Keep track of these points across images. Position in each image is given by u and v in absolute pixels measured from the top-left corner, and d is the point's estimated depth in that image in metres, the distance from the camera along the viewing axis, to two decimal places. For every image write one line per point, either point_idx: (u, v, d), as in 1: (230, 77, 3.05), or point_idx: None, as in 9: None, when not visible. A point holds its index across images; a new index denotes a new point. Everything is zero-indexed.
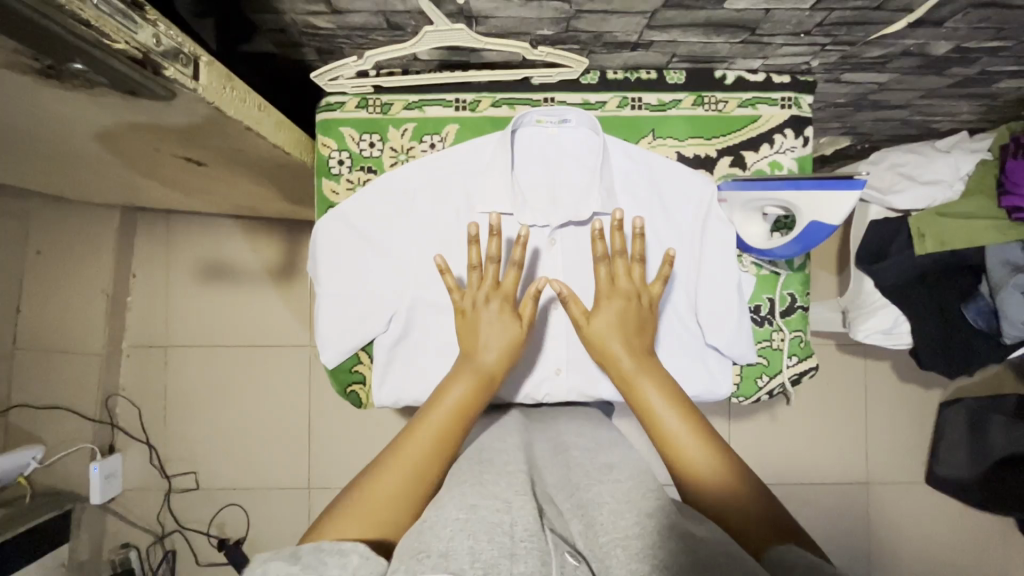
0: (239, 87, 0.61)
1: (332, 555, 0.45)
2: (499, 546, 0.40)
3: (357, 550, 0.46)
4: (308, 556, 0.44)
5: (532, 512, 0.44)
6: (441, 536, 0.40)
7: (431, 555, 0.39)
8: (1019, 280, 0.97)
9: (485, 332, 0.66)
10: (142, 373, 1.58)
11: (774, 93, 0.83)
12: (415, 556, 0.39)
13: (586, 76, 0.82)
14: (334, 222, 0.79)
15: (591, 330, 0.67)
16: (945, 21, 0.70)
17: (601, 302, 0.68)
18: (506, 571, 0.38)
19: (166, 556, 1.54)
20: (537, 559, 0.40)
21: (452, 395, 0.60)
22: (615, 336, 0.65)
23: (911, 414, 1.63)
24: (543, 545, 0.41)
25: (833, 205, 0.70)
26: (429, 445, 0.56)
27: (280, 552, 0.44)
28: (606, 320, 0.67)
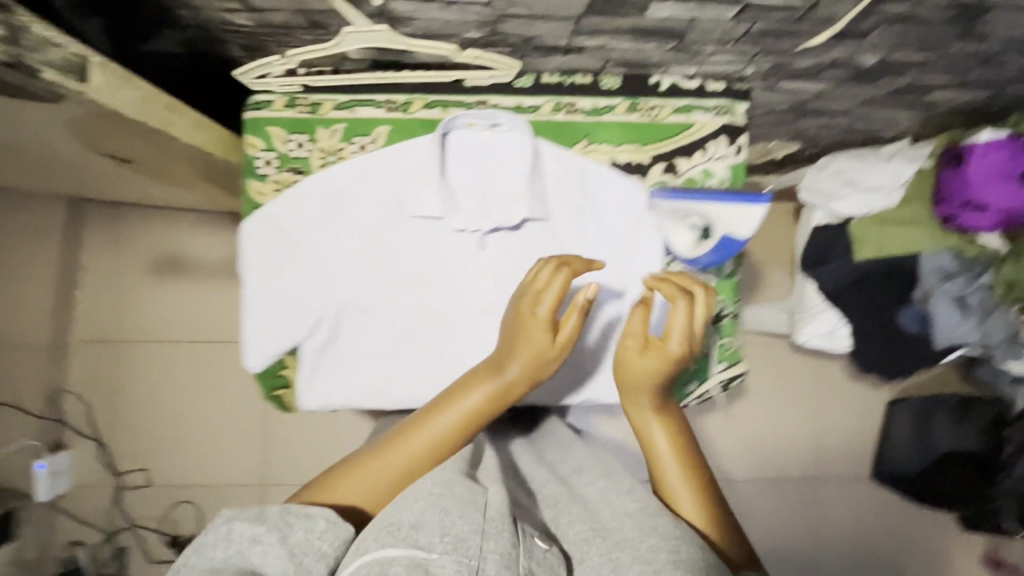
0: (143, 87, 0.59)
1: (299, 518, 0.51)
2: (470, 523, 0.48)
3: (323, 514, 0.52)
4: (275, 519, 0.50)
5: (504, 499, 0.52)
6: (413, 510, 0.49)
7: (403, 528, 0.47)
8: (949, 287, 1.00)
9: (513, 342, 0.66)
10: (91, 368, 1.54)
11: (707, 100, 0.83)
12: (387, 528, 0.48)
13: (521, 80, 0.81)
14: (260, 225, 0.78)
15: (641, 360, 0.68)
16: (868, 35, 0.70)
17: (672, 341, 0.67)
18: (473, 546, 0.46)
19: (116, 553, 1.52)
20: (503, 539, 0.47)
21: (466, 400, 0.63)
22: (646, 370, 0.68)
23: (859, 411, 1.68)
24: (510, 528, 0.48)
25: (749, 219, 0.77)
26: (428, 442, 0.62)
27: (247, 515, 0.51)
28: (643, 356, 0.68)
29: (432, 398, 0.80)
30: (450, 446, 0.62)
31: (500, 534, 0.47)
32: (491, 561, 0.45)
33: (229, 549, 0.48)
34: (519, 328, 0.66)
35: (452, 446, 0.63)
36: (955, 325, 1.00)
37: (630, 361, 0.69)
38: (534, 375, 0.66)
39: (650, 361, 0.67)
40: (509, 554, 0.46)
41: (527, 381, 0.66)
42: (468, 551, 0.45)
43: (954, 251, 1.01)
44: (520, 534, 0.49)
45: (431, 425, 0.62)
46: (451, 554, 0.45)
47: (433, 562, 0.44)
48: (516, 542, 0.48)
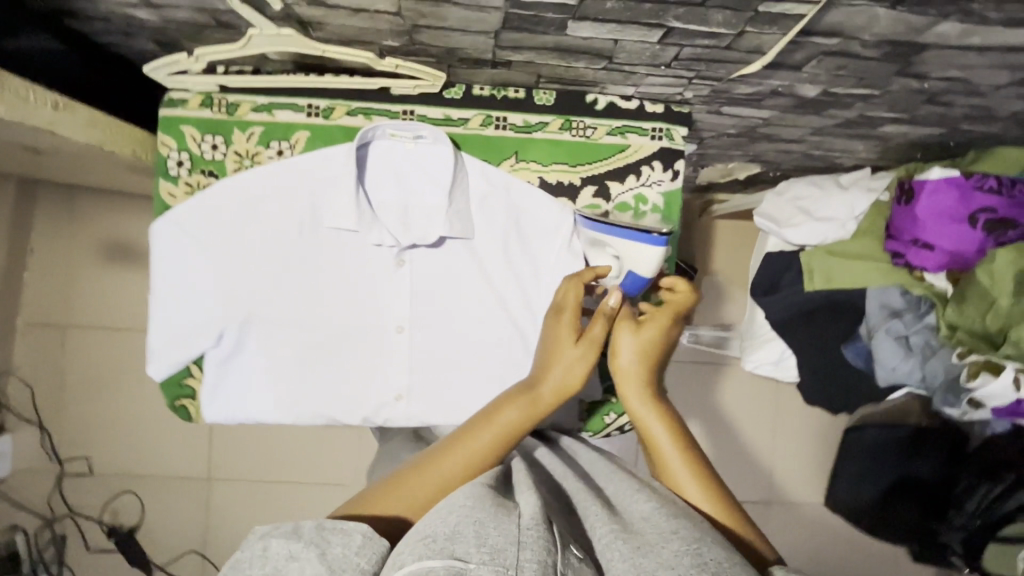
0: (14, 84, 0.56)
1: (335, 534, 0.46)
2: (506, 533, 0.43)
3: (361, 530, 0.48)
4: (310, 534, 0.46)
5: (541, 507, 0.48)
6: (448, 521, 0.45)
7: (438, 539, 0.43)
8: (892, 325, 0.97)
9: (555, 354, 0.64)
10: (37, 352, 1.51)
11: (645, 122, 0.80)
12: (422, 541, 0.43)
13: (450, 90, 0.78)
14: (167, 228, 0.75)
15: (633, 336, 0.65)
16: (803, 66, 0.67)
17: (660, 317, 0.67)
18: (512, 556, 0.41)
19: (55, 540, 1.50)
20: (541, 547, 0.43)
21: (502, 417, 0.60)
22: (635, 346, 0.66)
23: (815, 437, 1.65)
24: (547, 537, 0.44)
25: (644, 258, 0.71)
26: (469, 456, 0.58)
27: (282, 531, 0.46)
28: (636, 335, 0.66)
29: (338, 414, 0.77)
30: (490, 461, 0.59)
31: (535, 542, 0.43)
32: (528, 569, 0.40)
33: (264, 567, 0.44)
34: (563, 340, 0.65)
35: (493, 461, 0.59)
36: (894, 364, 0.98)
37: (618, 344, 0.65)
38: (568, 388, 0.63)
39: (643, 335, 0.65)
40: (545, 562, 0.42)
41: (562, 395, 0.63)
42: (505, 561, 0.41)
43: (903, 288, 0.98)
44: (556, 540, 0.45)
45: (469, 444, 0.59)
46: (489, 565, 0.40)
47: (469, 570, 0.40)
48: (552, 549, 0.43)
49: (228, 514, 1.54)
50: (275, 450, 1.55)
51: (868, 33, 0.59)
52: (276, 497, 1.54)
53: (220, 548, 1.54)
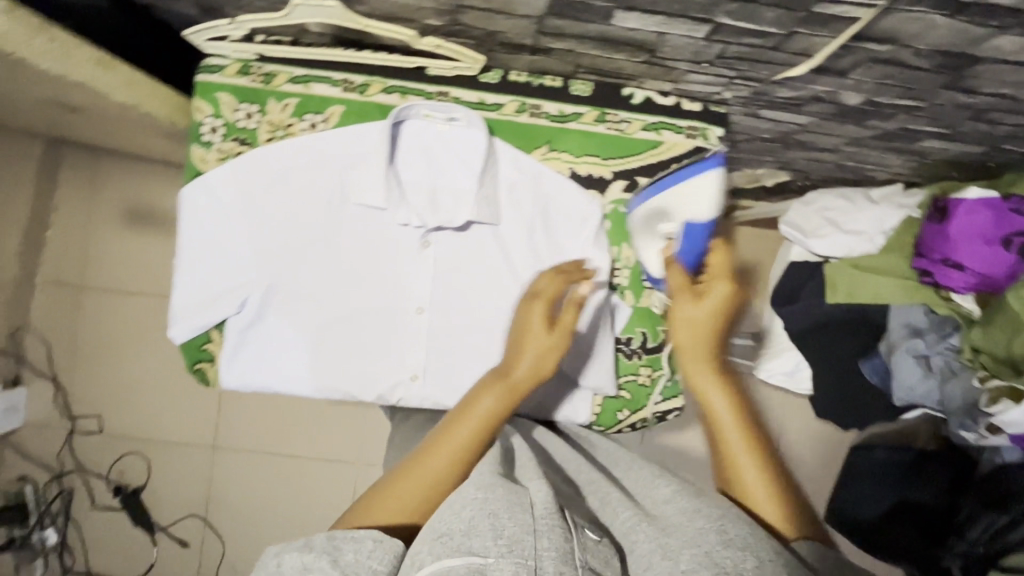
0: (59, 37, 0.56)
1: (347, 542, 0.49)
2: (522, 524, 0.46)
3: (372, 535, 0.50)
4: (323, 546, 0.48)
5: (551, 493, 0.51)
6: (463, 517, 0.47)
7: (454, 536, 0.45)
8: (913, 343, 0.97)
9: (523, 339, 0.64)
10: (54, 309, 1.53)
11: (680, 120, 0.79)
12: (440, 538, 0.46)
13: (487, 75, 0.77)
14: (198, 193, 0.76)
15: (693, 306, 0.65)
16: (848, 73, 0.66)
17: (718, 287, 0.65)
18: (530, 545, 0.45)
19: (62, 494, 1.53)
20: (557, 534, 0.46)
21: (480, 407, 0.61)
22: (704, 321, 0.65)
23: (820, 451, 1.64)
24: (562, 524, 0.48)
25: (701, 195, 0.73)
26: (450, 450, 0.58)
27: (294, 546, 0.48)
28: (708, 308, 0.65)
29: (353, 389, 0.78)
30: (474, 448, 0.59)
31: (552, 530, 0.47)
32: (548, 560, 0.44)
33: None
34: (530, 325, 0.65)
35: (478, 449, 0.59)
36: (911, 384, 0.97)
37: (680, 316, 0.66)
38: (542, 369, 0.63)
39: (699, 307, 0.65)
40: (562, 550, 0.46)
41: (538, 375, 0.63)
42: (524, 552, 0.44)
43: (928, 307, 0.97)
44: (569, 527, 0.49)
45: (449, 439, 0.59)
46: (508, 558, 0.44)
47: (489, 566, 0.43)
48: (567, 536, 0.47)
49: (230, 481, 1.56)
50: (279, 423, 1.56)
51: (922, 42, 0.58)
52: (279, 470, 1.56)
53: (221, 515, 1.56)
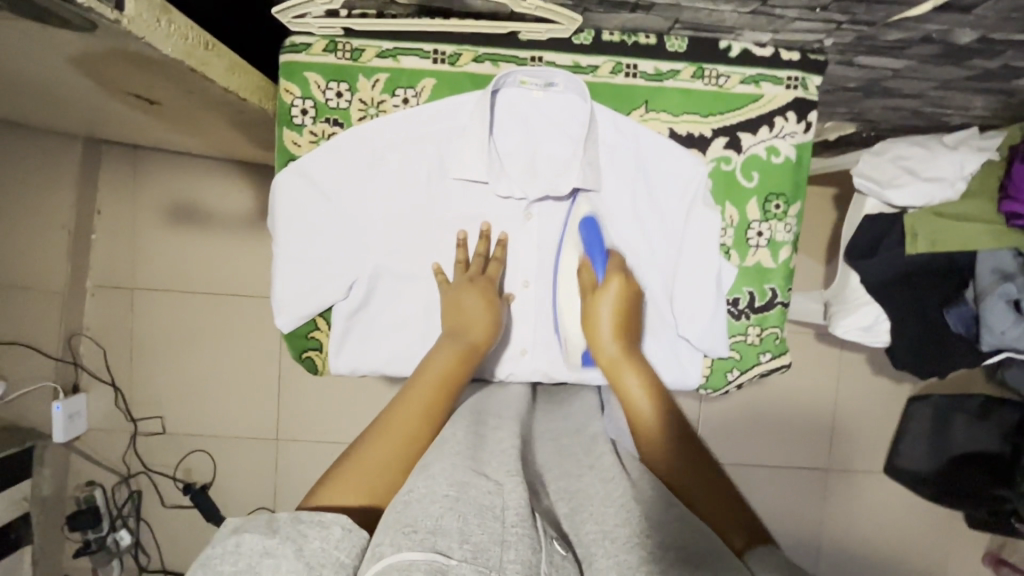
0: (179, 21, 0.54)
1: (312, 526, 0.45)
2: (490, 531, 0.42)
3: (337, 520, 0.46)
4: (284, 528, 0.44)
5: (523, 494, 0.46)
6: (431, 512, 0.42)
7: (420, 531, 0.41)
8: (1005, 289, 0.97)
9: (466, 310, 0.70)
10: (107, 313, 1.52)
11: (780, 71, 0.76)
12: (403, 529, 0.41)
13: (580, 36, 0.74)
14: (293, 178, 0.74)
15: (590, 299, 0.71)
16: (974, 8, 0.64)
17: (610, 280, 0.71)
18: (496, 557, 0.40)
19: (132, 496, 1.55)
20: (526, 546, 0.41)
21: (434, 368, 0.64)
22: (611, 313, 0.70)
23: (882, 406, 1.63)
24: (532, 533, 0.43)
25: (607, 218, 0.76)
26: (417, 413, 0.59)
27: (256, 524, 0.44)
28: (609, 299, 0.70)
29: None
30: (440, 411, 0.61)
31: (520, 542, 0.41)
32: (512, 570, 0.39)
33: (237, 563, 0.41)
34: (467, 298, 0.71)
35: (445, 410, 0.62)
36: (1003, 330, 0.98)
37: (596, 306, 0.70)
38: (488, 335, 0.70)
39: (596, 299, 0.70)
40: (530, 560, 0.41)
41: (488, 336, 0.70)
42: (488, 562, 0.39)
43: (1016, 251, 0.98)
44: (539, 536, 0.44)
45: (409, 400, 0.60)
46: (471, 564, 0.39)
47: (450, 568, 0.38)
48: (537, 544, 0.43)
49: (296, 472, 1.57)
50: (339, 411, 1.57)
51: None
52: None
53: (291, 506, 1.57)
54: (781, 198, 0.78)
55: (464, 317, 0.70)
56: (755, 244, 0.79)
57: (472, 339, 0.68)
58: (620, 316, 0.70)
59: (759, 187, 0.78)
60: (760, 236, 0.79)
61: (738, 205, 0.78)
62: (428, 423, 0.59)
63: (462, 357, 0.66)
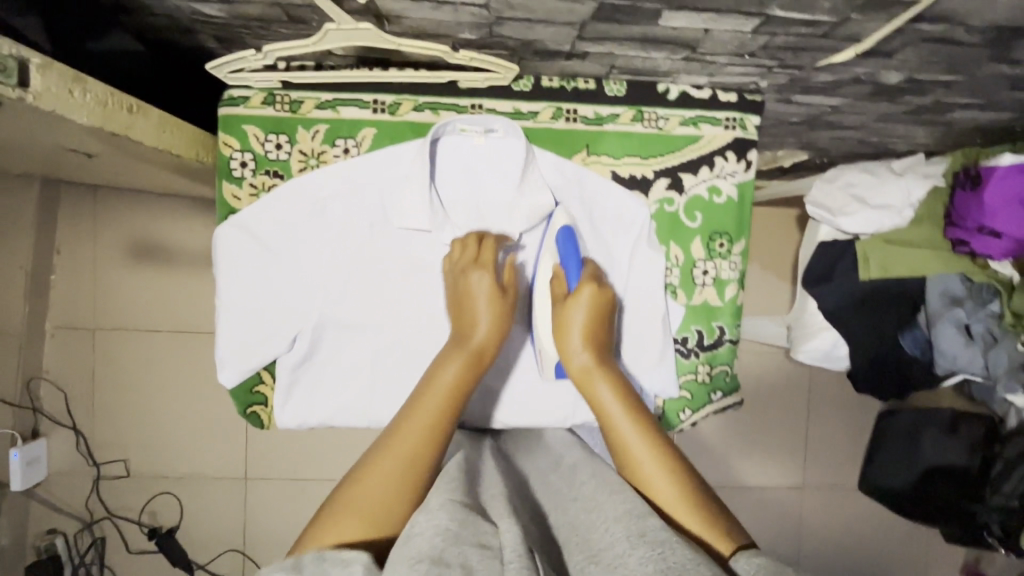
0: (96, 89, 0.53)
1: (334, 565, 0.43)
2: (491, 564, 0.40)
3: (361, 559, 0.43)
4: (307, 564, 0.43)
5: (519, 531, 0.45)
6: (433, 544, 0.41)
7: (422, 560, 0.39)
8: (955, 314, 0.98)
9: (476, 303, 0.68)
10: (69, 355, 1.49)
11: (718, 112, 0.77)
12: (407, 563, 0.39)
13: (519, 83, 0.75)
14: (233, 231, 0.73)
15: (558, 305, 0.71)
16: (895, 54, 0.65)
17: (579, 287, 0.70)
18: None
19: (95, 543, 1.50)
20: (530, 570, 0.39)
21: (444, 377, 0.61)
22: (584, 320, 0.69)
23: (853, 423, 1.64)
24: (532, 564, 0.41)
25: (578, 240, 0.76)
26: (423, 428, 0.57)
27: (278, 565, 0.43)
28: (581, 306, 0.69)
29: None
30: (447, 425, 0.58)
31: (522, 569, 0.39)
32: None
33: None
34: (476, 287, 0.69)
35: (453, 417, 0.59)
36: (956, 354, 0.99)
37: (569, 312, 0.69)
38: (499, 334, 0.68)
39: (565, 306, 0.70)
40: None
41: (496, 336, 0.67)
42: None
43: (963, 275, 0.98)
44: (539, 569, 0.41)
45: (415, 413, 0.58)
46: None
47: None
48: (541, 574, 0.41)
49: (266, 511, 1.54)
50: (308, 447, 1.54)
51: (979, 18, 0.57)
52: (316, 494, 1.54)
53: (261, 545, 1.54)
54: (725, 236, 0.79)
55: (473, 311, 0.68)
56: (701, 283, 0.79)
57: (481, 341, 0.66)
58: (592, 323, 0.69)
59: (702, 226, 0.79)
60: (706, 275, 0.79)
61: (682, 244, 0.79)
62: (434, 434, 0.57)
63: (471, 362, 0.63)
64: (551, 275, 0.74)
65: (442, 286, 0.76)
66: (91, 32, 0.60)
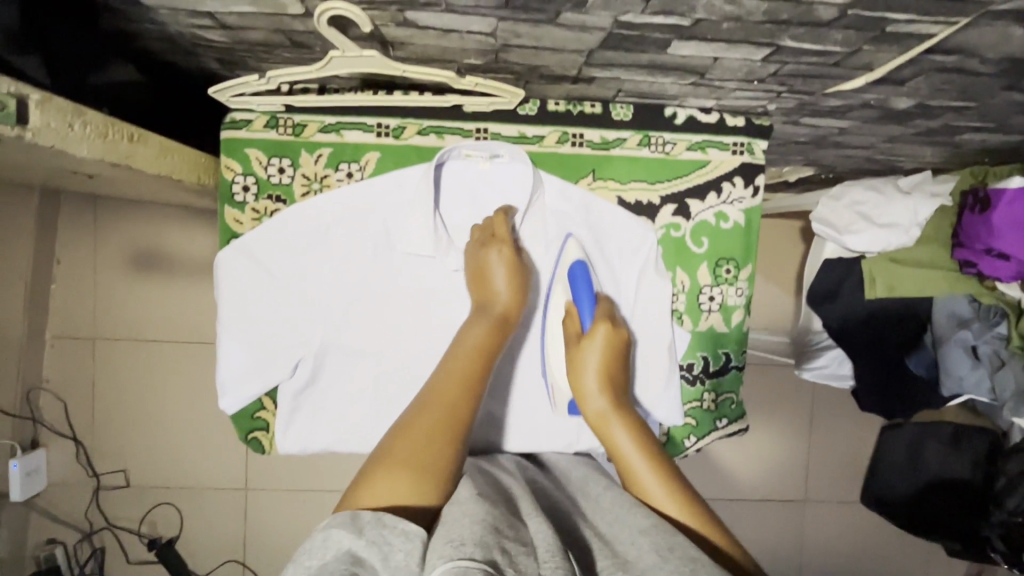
0: (96, 120, 0.52)
1: (397, 534, 0.43)
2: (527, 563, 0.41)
3: (421, 534, 0.44)
4: (370, 530, 0.43)
5: (551, 534, 0.45)
6: (473, 531, 0.42)
7: (467, 544, 0.40)
8: (963, 335, 0.97)
9: (493, 275, 0.70)
10: (68, 365, 1.48)
11: (726, 136, 0.76)
12: (454, 541, 0.41)
13: (525, 106, 0.74)
14: (234, 256, 0.72)
15: (575, 347, 0.69)
16: (907, 82, 0.64)
17: (596, 327, 0.69)
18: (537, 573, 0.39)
19: (94, 553, 1.50)
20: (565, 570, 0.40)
21: (469, 341, 0.64)
22: (599, 361, 0.68)
23: (857, 436, 1.63)
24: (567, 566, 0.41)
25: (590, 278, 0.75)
26: (455, 386, 0.59)
27: (340, 520, 0.44)
28: (596, 348, 0.68)
29: None
30: (477, 383, 0.61)
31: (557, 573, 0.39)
32: None
33: (322, 559, 0.41)
34: (494, 262, 0.71)
35: (481, 377, 0.62)
36: (963, 375, 0.98)
37: (585, 355, 0.68)
38: (520, 301, 0.70)
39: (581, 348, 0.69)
40: None
41: (517, 302, 0.70)
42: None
43: (971, 297, 0.98)
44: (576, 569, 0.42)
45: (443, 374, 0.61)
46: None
47: None
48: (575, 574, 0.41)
49: (266, 522, 1.54)
50: (308, 459, 1.53)
51: (993, 51, 0.56)
52: (316, 505, 1.53)
53: (261, 557, 1.54)
54: (732, 263, 0.78)
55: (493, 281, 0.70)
56: (707, 309, 0.79)
57: (505, 306, 0.69)
58: (608, 364, 0.68)
59: (708, 252, 0.78)
60: (712, 301, 0.79)
61: (688, 271, 0.78)
62: (467, 390, 0.60)
63: (496, 326, 0.67)
64: (564, 313, 0.73)
65: (446, 312, 0.76)
66: (92, 66, 0.59)
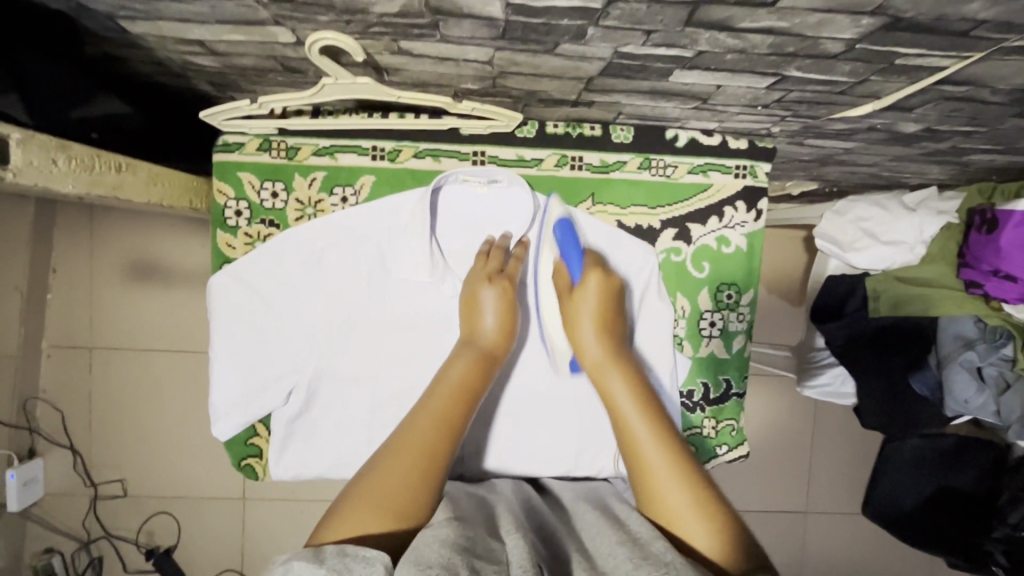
0: (82, 153, 0.51)
1: (358, 562, 0.42)
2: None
3: (383, 559, 0.42)
4: (331, 559, 0.41)
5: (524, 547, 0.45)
6: (441, 551, 0.41)
7: (434, 566, 0.39)
8: (968, 357, 0.94)
9: (481, 305, 0.69)
10: (66, 373, 1.48)
11: (728, 160, 0.75)
12: (419, 565, 0.39)
13: (523, 129, 0.73)
14: (227, 282, 0.71)
15: (568, 300, 0.70)
16: (915, 109, 0.62)
17: (588, 278, 0.69)
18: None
19: (92, 563, 1.49)
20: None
21: (454, 373, 0.63)
22: (592, 312, 0.68)
23: (857, 447, 1.62)
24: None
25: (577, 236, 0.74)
26: (435, 424, 0.58)
27: (303, 553, 0.42)
28: (589, 300, 0.69)
29: None
30: (458, 420, 0.60)
31: None
32: None
33: None
34: (484, 297, 0.69)
35: (462, 420, 0.60)
36: (966, 397, 0.96)
37: (578, 304, 0.68)
38: (507, 331, 0.69)
39: (574, 301, 0.69)
40: None
41: (504, 340, 0.68)
42: None
43: (977, 318, 0.94)
44: None
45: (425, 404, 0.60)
46: None
47: None
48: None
49: (263, 532, 1.53)
50: None
51: (1005, 82, 0.54)
52: (314, 516, 1.53)
53: (259, 567, 1.53)
54: (732, 287, 0.77)
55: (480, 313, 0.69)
56: (707, 335, 0.78)
57: (489, 339, 0.68)
58: (601, 315, 0.68)
59: (710, 277, 0.77)
60: (713, 327, 0.77)
61: (689, 295, 0.77)
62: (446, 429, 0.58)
63: (482, 359, 0.66)
64: (553, 270, 0.73)
65: (441, 338, 0.74)
66: (74, 100, 0.57)
